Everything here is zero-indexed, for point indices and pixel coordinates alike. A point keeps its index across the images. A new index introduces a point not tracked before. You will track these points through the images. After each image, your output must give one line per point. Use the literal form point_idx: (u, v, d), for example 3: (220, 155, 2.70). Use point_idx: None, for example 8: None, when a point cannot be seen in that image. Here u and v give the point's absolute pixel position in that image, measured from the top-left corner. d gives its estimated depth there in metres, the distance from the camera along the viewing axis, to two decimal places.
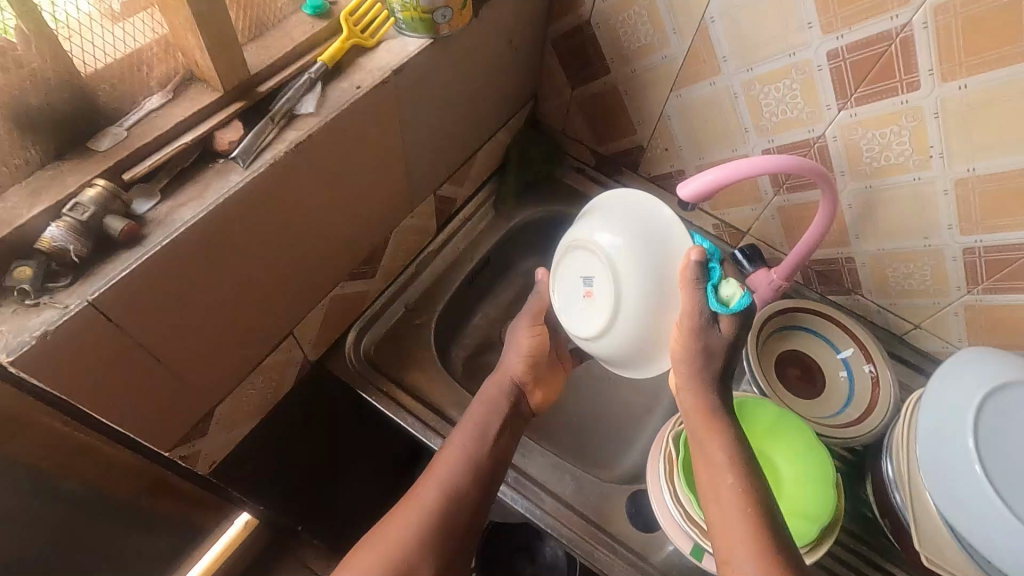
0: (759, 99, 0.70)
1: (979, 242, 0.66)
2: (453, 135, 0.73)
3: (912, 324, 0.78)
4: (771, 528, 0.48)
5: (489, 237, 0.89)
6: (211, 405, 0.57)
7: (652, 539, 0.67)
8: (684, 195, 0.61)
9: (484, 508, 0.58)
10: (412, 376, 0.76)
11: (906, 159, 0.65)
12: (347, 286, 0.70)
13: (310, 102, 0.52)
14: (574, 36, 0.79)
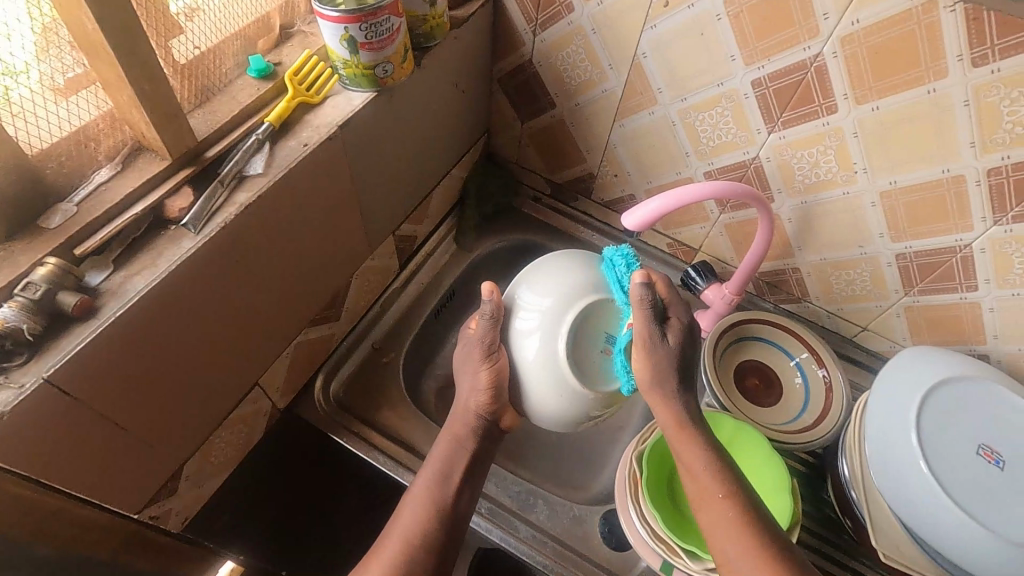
0: (695, 126, 0.73)
1: (909, 248, 0.70)
2: (407, 178, 0.75)
3: (859, 326, 0.82)
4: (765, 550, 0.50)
5: (452, 271, 0.90)
6: (179, 463, 0.58)
7: (624, 557, 0.68)
8: (629, 224, 0.64)
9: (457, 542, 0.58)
10: (382, 415, 0.77)
11: (835, 176, 0.69)
12: (311, 332, 0.71)
13: (259, 162, 0.53)
14: (517, 74, 0.82)
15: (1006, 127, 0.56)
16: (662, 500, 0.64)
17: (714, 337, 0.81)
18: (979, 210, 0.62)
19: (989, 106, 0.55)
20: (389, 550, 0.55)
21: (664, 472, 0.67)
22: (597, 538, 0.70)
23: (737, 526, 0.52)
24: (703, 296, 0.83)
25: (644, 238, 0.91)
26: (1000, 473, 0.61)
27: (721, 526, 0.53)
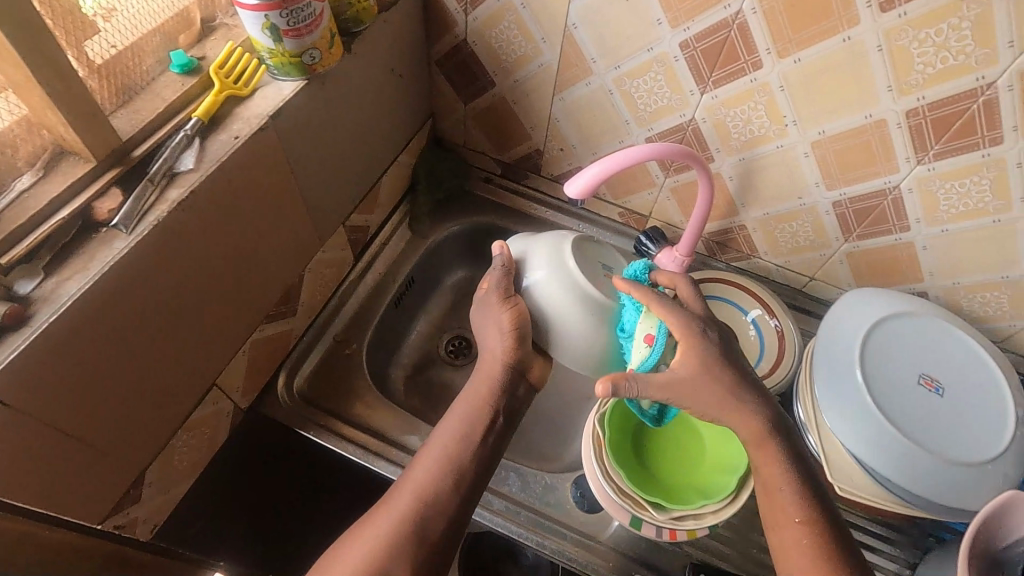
0: (632, 93, 0.75)
1: (843, 195, 0.73)
2: (351, 167, 0.75)
3: (807, 277, 0.85)
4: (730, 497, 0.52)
5: (410, 258, 0.91)
6: (141, 469, 0.57)
7: (597, 518, 0.70)
8: (572, 192, 0.65)
9: None
10: (349, 405, 0.77)
11: (768, 130, 0.71)
12: (267, 329, 0.70)
13: (189, 158, 0.53)
14: (454, 55, 0.82)
15: (918, 69, 0.59)
16: (626, 458, 0.66)
17: None
18: (903, 151, 0.66)
19: (900, 49, 0.58)
20: (360, 533, 0.55)
21: (627, 430, 0.69)
22: (569, 502, 0.72)
23: (764, 522, 0.54)
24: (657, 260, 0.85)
25: (595, 208, 0.93)
26: (939, 399, 0.65)
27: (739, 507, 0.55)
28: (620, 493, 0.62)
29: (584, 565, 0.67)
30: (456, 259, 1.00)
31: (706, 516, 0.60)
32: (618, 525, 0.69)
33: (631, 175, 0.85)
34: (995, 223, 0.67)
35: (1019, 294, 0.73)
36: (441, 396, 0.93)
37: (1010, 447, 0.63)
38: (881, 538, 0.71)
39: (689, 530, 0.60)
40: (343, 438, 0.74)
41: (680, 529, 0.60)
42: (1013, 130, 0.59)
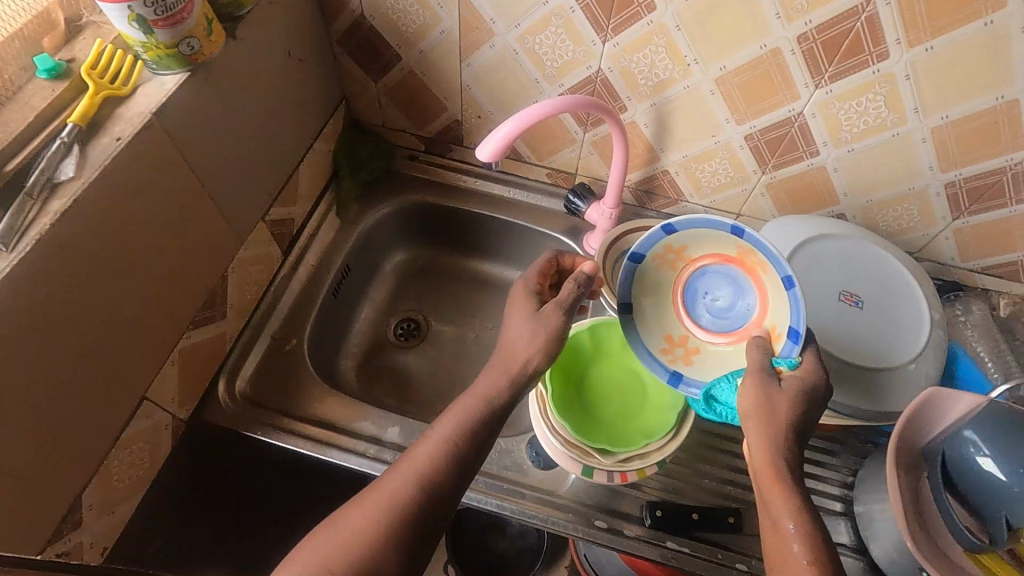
0: (536, 50, 0.74)
1: (754, 128, 0.74)
2: (261, 159, 0.73)
3: (734, 213, 0.87)
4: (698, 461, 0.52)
5: (342, 246, 0.89)
6: (76, 493, 0.56)
7: (554, 473, 0.72)
8: (485, 156, 0.64)
9: None
10: (296, 400, 0.76)
11: (672, 72, 0.71)
12: (195, 335, 0.68)
13: (70, 166, 0.50)
14: (355, 32, 0.80)
15: None
16: (573, 412, 0.67)
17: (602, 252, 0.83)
18: (801, 77, 0.67)
19: None
20: None
21: (570, 385, 0.69)
22: (526, 461, 0.73)
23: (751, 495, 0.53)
24: (586, 216, 0.86)
25: (523, 172, 0.92)
26: (860, 312, 0.69)
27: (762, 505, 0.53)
28: (571, 445, 0.63)
29: (546, 520, 0.68)
30: (393, 241, 0.99)
31: (652, 454, 0.63)
32: (574, 477, 0.71)
33: (551, 134, 0.85)
34: (896, 136, 0.69)
35: (925, 203, 0.76)
36: (396, 380, 0.93)
37: (926, 346, 0.67)
38: (824, 450, 0.75)
39: (640, 470, 0.63)
40: (293, 434, 0.73)
41: (631, 470, 0.63)
42: (896, 44, 0.61)
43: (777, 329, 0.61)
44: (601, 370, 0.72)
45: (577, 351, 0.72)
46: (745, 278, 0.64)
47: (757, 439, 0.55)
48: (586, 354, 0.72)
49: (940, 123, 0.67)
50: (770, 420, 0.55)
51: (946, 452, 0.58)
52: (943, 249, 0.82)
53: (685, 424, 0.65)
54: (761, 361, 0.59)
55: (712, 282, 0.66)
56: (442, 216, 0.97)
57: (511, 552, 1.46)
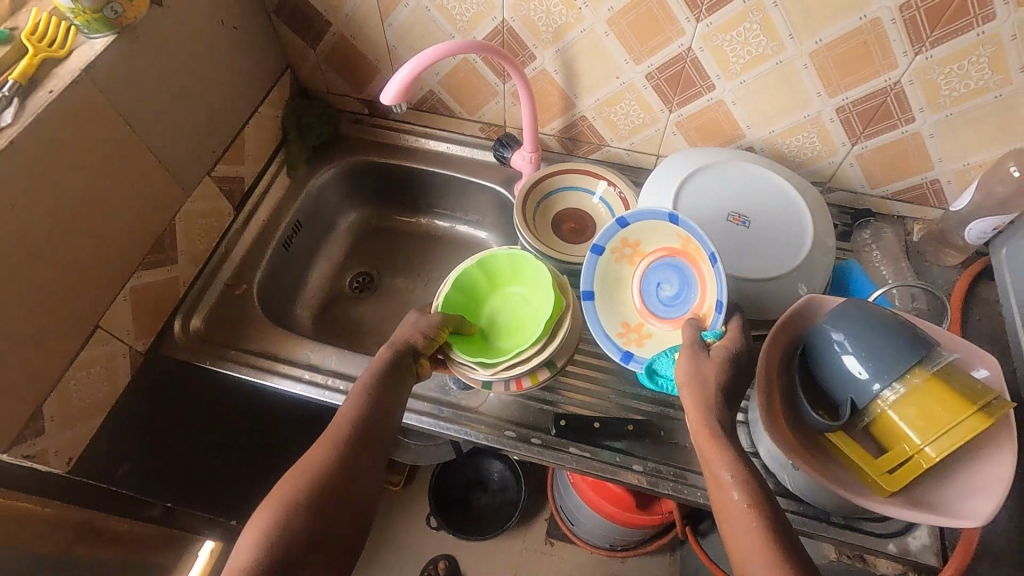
0: (445, 5, 0.80)
1: (651, 66, 0.79)
2: (201, 119, 0.81)
3: (653, 154, 0.92)
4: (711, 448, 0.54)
5: (292, 203, 0.97)
6: (36, 403, 0.65)
7: (473, 392, 0.78)
8: (387, 100, 0.70)
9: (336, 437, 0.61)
10: (245, 337, 0.84)
11: (567, 16, 0.76)
12: (145, 276, 0.77)
13: (8, 114, 0.59)
14: (286, 2, 0.87)
15: None
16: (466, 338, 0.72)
17: (523, 194, 0.89)
18: (681, 12, 0.72)
19: None
20: None
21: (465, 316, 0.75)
22: (449, 383, 0.78)
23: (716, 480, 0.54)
24: (511, 162, 0.92)
25: (457, 128, 0.99)
26: (746, 230, 0.73)
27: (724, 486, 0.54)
28: (461, 364, 0.69)
29: (461, 432, 0.75)
30: (345, 201, 1.06)
31: (532, 359, 0.68)
32: (492, 395, 0.77)
33: (474, 87, 0.91)
34: (779, 64, 0.73)
35: (823, 130, 0.79)
36: (349, 327, 1.01)
37: (810, 254, 0.71)
38: None
39: (529, 375, 0.69)
40: (240, 364, 0.81)
41: (519, 377, 0.69)
42: None
43: (709, 306, 0.66)
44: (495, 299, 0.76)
45: (470, 286, 0.76)
46: (687, 267, 0.69)
47: (692, 408, 0.59)
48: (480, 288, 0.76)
49: (815, 47, 0.70)
50: (699, 390, 0.59)
51: (806, 342, 0.62)
52: (851, 177, 0.85)
53: (560, 331, 0.69)
54: (692, 336, 0.63)
55: (663, 272, 0.71)
56: (386, 174, 1.04)
57: (491, 505, 1.53)
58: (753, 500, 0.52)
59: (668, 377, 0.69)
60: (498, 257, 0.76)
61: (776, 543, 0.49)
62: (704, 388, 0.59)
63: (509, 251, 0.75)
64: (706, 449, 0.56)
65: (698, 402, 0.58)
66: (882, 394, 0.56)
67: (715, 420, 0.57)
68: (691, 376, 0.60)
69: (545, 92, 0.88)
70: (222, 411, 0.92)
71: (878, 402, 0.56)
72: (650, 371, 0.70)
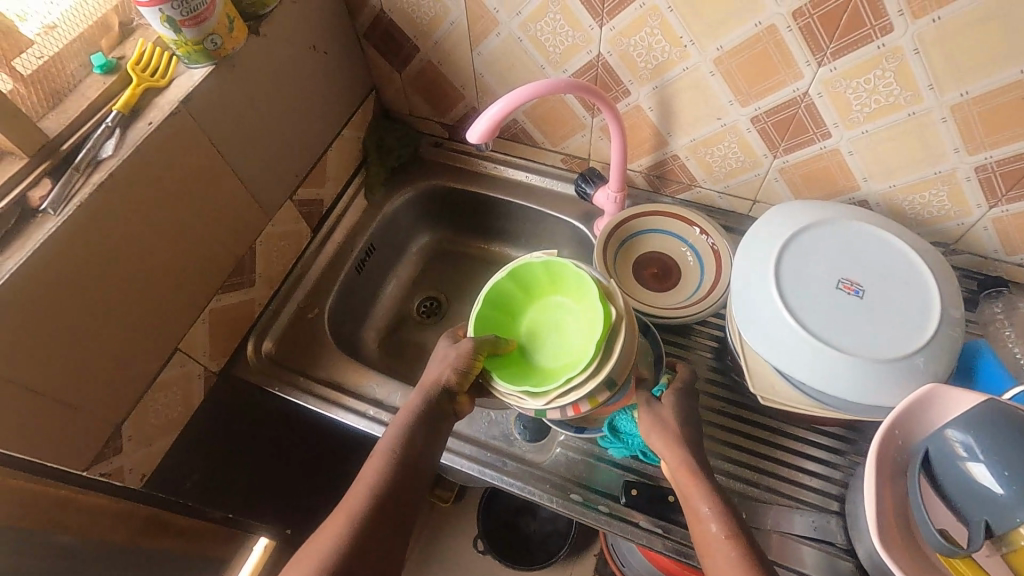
0: (538, 37, 0.76)
1: (758, 109, 0.72)
2: (287, 144, 0.81)
3: (749, 199, 0.85)
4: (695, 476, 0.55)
5: (367, 226, 0.96)
6: (116, 423, 0.66)
7: (539, 446, 0.74)
8: (472, 139, 0.67)
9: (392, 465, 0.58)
10: (313, 363, 0.84)
11: (670, 54, 0.71)
12: (224, 299, 0.78)
13: (110, 145, 0.60)
14: (377, 27, 0.86)
15: None
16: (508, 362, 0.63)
17: (604, 236, 0.84)
18: (801, 56, 0.65)
19: None
20: None
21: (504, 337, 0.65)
22: (514, 433, 0.75)
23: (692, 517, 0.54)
24: (594, 199, 0.87)
25: (538, 158, 0.95)
26: (859, 301, 0.66)
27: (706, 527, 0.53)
28: (507, 396, 0.60)
29: (523, 489, 0.71)
30: (419, 224, 1.05)
31: (588, 382, 0.58)
32: (558, 452, 0.73)
33: (561, 118, 0.87)
34: (912, 116, 0.65)
35: (956, 188, 0.70)
36: (413, 353, 0.99)
37: (934, 338, 0.62)
38: (829, 449, 0.72)
39: (589, 398, 0.58)
40: (306, 391, 0.81)
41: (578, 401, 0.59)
42: (900, 15, 0.57)
43: None
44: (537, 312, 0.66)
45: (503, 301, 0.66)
46: None
47: (663, 443, 0.59)
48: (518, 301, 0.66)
49: (959, 100, 0.62)
50: (665, 429, 0.59)
51: (929, 448, 0.55)
52: (983, 240, 0.75)
53: (614, 346, 0.59)
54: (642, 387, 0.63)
55: None
56: (463, 200, 1.01)
57: (540, 533, 1.49)
58: (732, 533, 0.51)
59: (632, 434, 0.67)
60: (533, 266, 0.65)
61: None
62: (668, 422, 0.59)
63: (542, 257, 0.64)
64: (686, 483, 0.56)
65: (669, 435, 0.58)
66: None
67: (690, 453, 0.57)
68: (654, 411, 0.60)
69: (637, 128, 0.82)
70: (286, 430, 0.92)
71: (1022, 532, 0.48)
72: (612, 430, 0.67)
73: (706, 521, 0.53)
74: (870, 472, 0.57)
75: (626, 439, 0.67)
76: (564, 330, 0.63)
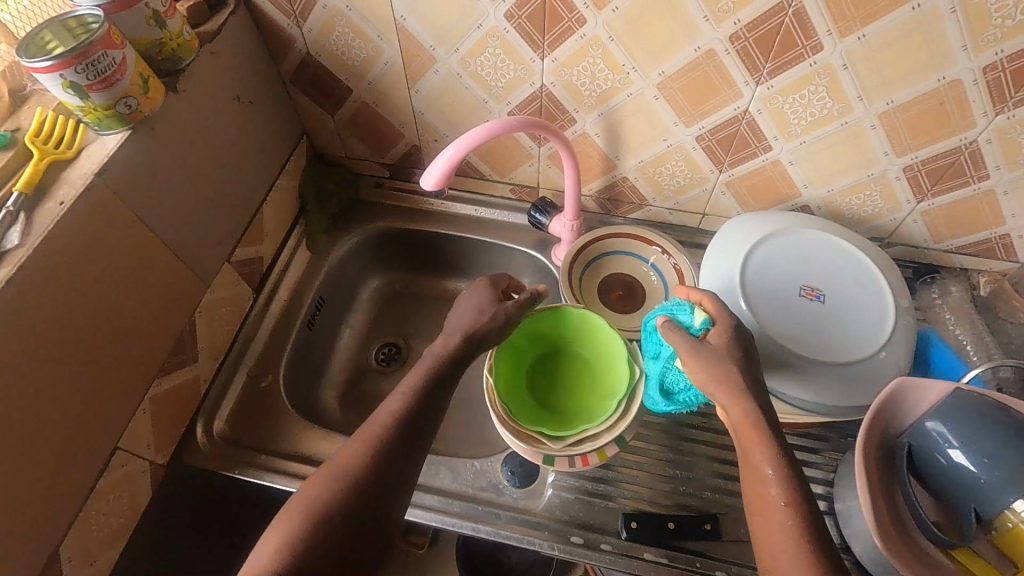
0: (479, 72, 0.74)
1: (702, 128, 0.74)
2: (219, 203, 0.74)
3: (699, 214, 0.87)
4: (762, 427, 0.54)
5: (313, 279, 0.90)
6: (53, 546, 0.57)
7: (530, 491, 0.72)
8: (429, 186, 0.65)
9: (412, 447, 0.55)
10: (273, 436, 0.77)
11: (613, 81, 0.71)
12: (166, 381, 0.70)
13: (15, 233, 0.53)
14: (304, 70, 0.81)
15: None
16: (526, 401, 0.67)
17: (568, 266, 0.83)
18: (740, 76, 0.67)
19: None
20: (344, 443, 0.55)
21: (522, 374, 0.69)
22: (502, 481, 0.73)
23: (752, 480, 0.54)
24: (550, 229, 0.86)
25: (487, 190, 0.93)
26: (822, 305, 0.68)
27: (766, 499, 0.52)
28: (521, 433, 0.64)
29: (521, 540, 0.68)
30: (368, 268, 1.00)
31: (602, 436, 0.63)
32: (551, 494, 0.71)
33: (508, 151, 0.85)
34: (844, 125, 0.69)
35: (888, 188, 0.75)
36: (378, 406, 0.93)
37: (892, 335, 0.66)
38: (809, 449, 0.74)
39: (598, 451, 0.64)
40: (270, 470, 0.74)
41: (588, 452, 0.64)
42: (828, 34, 0.60)
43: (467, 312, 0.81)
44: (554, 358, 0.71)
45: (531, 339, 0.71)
46: None
47: (724, 396, 0.56)
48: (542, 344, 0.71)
49: (886, 108, 0.66)
50: (724, 377, 0.56)
51: (911, 443, 0.58)
52: (913, 232, 0.80)
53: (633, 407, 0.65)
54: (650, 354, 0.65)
55: None
56: (414, 239, 0.97)
57: None
58: (791, 496, 0.51)
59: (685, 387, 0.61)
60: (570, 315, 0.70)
61: (823, 552, 0.48)
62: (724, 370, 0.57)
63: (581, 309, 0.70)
64: (746, 436, 0.55)
65: (729, 388, 0.56)
66: (1012, 507, 0.51)
67: (754, 407, 0.55)
68: None
69: (585, 154, 0.82)
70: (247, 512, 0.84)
71: (1010, 515, 0.51)
72: (664, 388, 0.62)
73: (768, 484, 0.52)
74: (860, 467, 0.59)
75: (681, 398, 0.62)
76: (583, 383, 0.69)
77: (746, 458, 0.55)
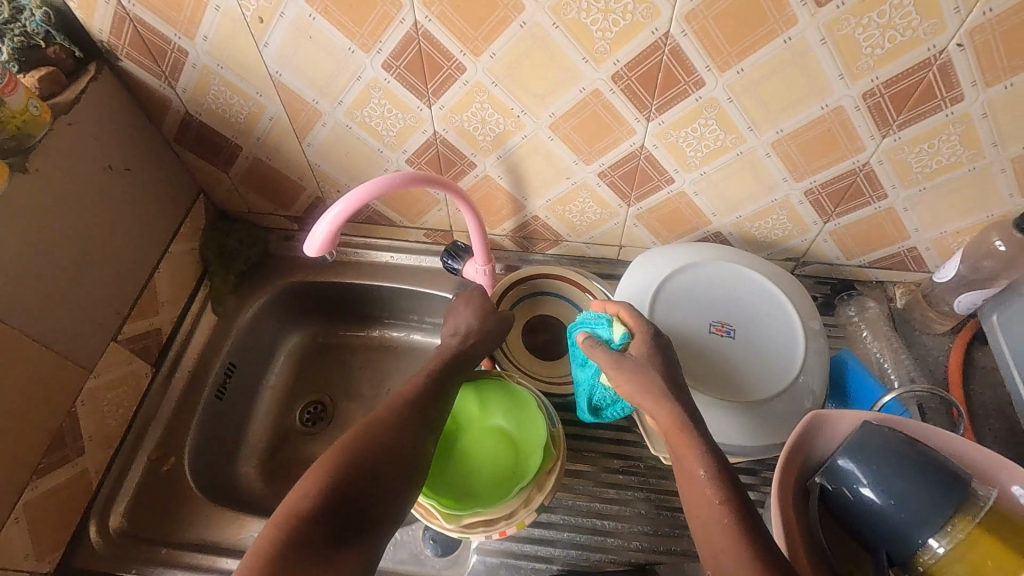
0: (367, 122, 0.71)
1: (603, 165, 0.72)
2: (96, 282, 0.70)
3: (616, 245, 0.85)
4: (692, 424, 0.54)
5: (221, 345, 0.85)
6: None
7: (453, 559, 0.69)
8: (312, 252, 0.61)
9: (403, 467, 0.54)
10: (178, 526, 0.72)
11: (505, 124, 0.69)
12: (44, 482, 0.65)
13: None
14: (186, 130, 0.77)
15: (598, 36, 0.58)
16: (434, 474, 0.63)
17: None
18: (630, 113, 0.65)
19: (574, 22, 0.57)
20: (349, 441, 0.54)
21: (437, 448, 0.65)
22: (424, 551, 0.69)
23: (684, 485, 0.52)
24: (465, 273, 0.81)
25: (399, 236, 0.90)
26: (732, 341, 0.68)
27: (701, 505, 0.49)
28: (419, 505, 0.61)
29: None
30: (287, 325, 0.95)
31: (499, 522, 0.61)
32: (476, 561, 0.69)
33: (414, 198, 0.83)
34: (740, 155, 0.68)
35: (793, 211, 0.74)
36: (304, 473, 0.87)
37: (802, 367, 0.66)
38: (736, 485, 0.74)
39: (516, 523, 0.61)
40: (172, 565, 0.69)
41: (503, 527, 0.61)
42: (707, 70, 0.59)
43: None
44: (475, 431, 0.66)
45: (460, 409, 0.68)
46: None
47: (652, 404, 0.56)
48: (465, 416, 0.68)
49: (777, 137, 0.65)
50: (649, 385, 0.57)
51: (823, 482, 0.54)
52: (827, 251, 0.80)
53: (538, 495, 0.62)
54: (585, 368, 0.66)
55: None
56: (331, 291, 0.93)
57: None
58: (727, 495, 0.49)
59: (611, 400, 0.66)
60: (502, 392, 0.68)
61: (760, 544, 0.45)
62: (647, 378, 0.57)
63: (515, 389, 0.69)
64: (679, 444, 0.53)
65: (655, 395, 0.56)
66: (926, 546, 0.50)
67: (681, 411, 0.55)
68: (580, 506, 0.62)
69: (491, 196, 0.80)
70: None
71: (924, 556, 0.50)
72: (594, 405, 0.68)
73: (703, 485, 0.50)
74: (776, 494, 0.54)
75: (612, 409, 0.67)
76: (497, 461, 0.64)
77: (680, 466, 0.53)
